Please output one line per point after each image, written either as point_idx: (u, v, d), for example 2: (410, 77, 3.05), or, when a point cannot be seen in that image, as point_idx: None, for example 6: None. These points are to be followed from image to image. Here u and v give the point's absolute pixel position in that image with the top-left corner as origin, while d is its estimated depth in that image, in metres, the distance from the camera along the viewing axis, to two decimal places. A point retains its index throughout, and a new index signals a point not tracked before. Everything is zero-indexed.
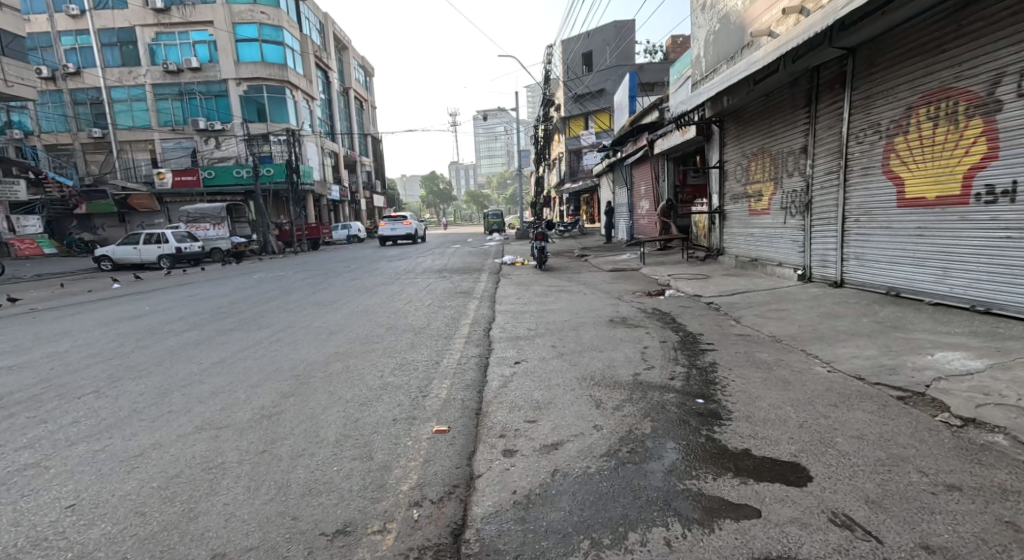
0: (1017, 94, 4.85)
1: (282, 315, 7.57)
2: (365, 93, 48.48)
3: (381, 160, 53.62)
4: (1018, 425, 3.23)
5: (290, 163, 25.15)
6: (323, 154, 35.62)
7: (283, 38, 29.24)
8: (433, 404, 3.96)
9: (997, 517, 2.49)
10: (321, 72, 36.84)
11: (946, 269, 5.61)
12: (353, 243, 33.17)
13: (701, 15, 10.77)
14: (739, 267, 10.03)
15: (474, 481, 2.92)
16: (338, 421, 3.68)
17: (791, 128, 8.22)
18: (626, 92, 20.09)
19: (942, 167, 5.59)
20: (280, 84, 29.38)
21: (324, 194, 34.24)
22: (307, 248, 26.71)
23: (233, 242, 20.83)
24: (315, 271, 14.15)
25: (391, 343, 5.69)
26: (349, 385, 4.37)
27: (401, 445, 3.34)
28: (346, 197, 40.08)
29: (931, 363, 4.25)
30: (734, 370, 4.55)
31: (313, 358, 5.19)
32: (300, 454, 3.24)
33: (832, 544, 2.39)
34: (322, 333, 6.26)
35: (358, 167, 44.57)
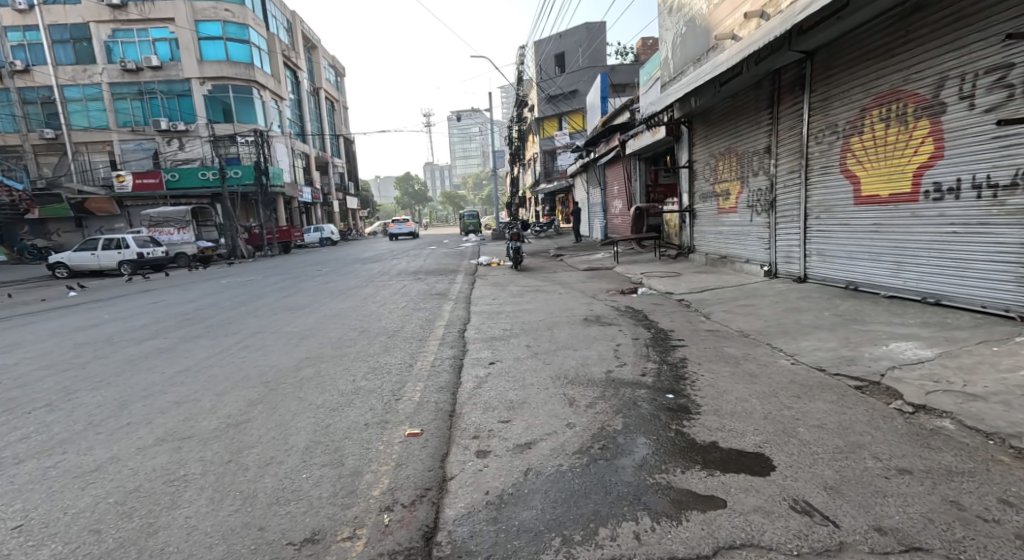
0: (960, 97, 5.08)
1: (250, 320, 7.48)
2: (336, 93, 47.96)
3: (354, 161, 53.15)
4: (964, 409, 3.42)
5: (258, 163, 24.60)
6: (294, 155, 35.13)
7: (249, 37, 28.71)
8: (406, 407, 3.99)
9: (943, 498, 2.63)
10: (290, 72, 36.34)
11: (899, 264, 5.84)
12: (327, 246, 32.82)
13: (668, 17, 10.99)
14: (709, 264, 10.26)
15: (446, 483, 2.97)
16: (309, 427, 3.68)
17: (755, 128, 8.46)
18: (598, 93, 20.38)
19: (893, 166, 5.83)
20: (247, 84, 28.83)
21: (295, 196, 33.74)
22: (279, 251, 26.32)
23: (199, 247, 20.28)
24: (287, 275, 13.98)
25: (364, 347, 5.68)
26: (321, 390, 4.37)
27: (373, 449, 3.36)
28: (319, 198, 39.53)
29: (886, 353, 4.44)
30: (703, 365, 4.68)
31: (284, 364, 5.15)
32: (268, 462, 3.23)
33: (792, 530, 2.50)
34: (293, 338, 6.21)
35: (331, 168, 44.07)
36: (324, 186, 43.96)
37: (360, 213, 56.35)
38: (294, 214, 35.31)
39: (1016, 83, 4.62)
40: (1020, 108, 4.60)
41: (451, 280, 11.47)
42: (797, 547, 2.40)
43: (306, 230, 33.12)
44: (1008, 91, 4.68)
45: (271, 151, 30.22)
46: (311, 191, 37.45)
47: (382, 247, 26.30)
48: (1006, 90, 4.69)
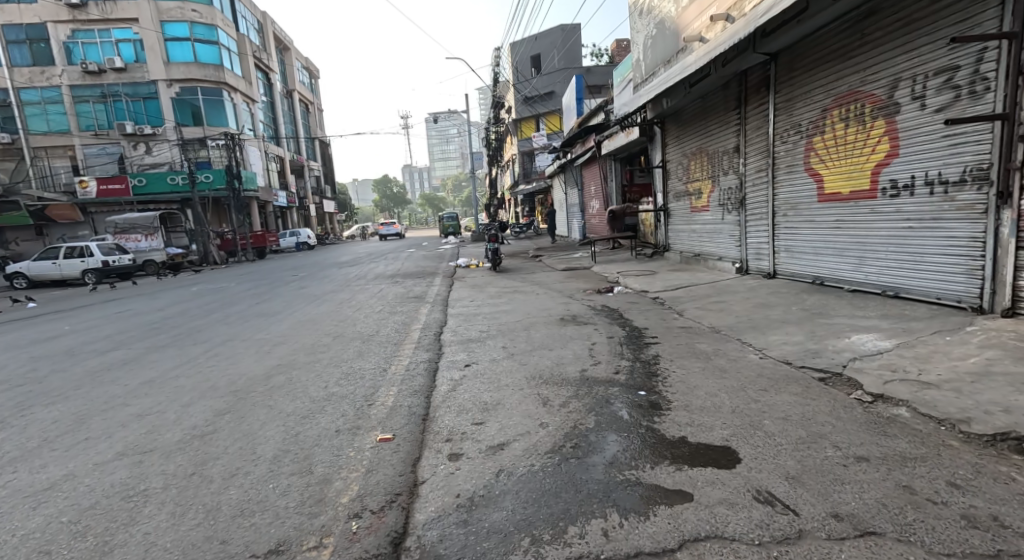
0: (912, 98, 5.24)
1: (220, 328, 7.36)
2: (310, 95, 47.38)
3: (331, 164, 52.64)
4: (919, 398, 3.54)
5: (229, 166, 24.00)
6: (268, 158, 34.59)
7: (217, 38, 28.18)
8: (379, 412, 3.97)
9: (897, 483, 2.73)
10: (262, 74, 35.77)
11: (861, 258, 6.01)
12: (303, 250, 32.39)
13: (639, 20, 11.13)
14: (683, 262, 10.41)
15: (417, 488, 2.96)
16: (277, 435, 3.65)
17: (724, 128, 8.62)
18: (574, 94, 20.57)
19: (854, 164, 6.00)
20: (216, 85, 28.24)
21: (269, 200, 33.25)
22: (254, 257, 25.84)
23: (169, 255, 20.00)
24: (260, 281, 13.76)
25: (337, 353, 5.63)
26: (291, 397, 4.32)
27: (343, 456, 3.34)
28: (294, 202, 39.00)
29: (848, 345, 4.56)
30: (675, 362, 4.75)
31: (254, 372, 5.07)
32: (233, 474, 3.19)
33: (755, 520, 2.56)
34: (264, 345, 6.13)
35: (306, 171, 43.54)
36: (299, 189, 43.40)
37: (337, 217, 55.77)
38: (269, 219, 34.78)
39: (963, 84, 4.78)
40: (966, 108, 4.77)
41: (430, 282, 11.43)
42: (759, 536, 2.47)
43: (282, 235, 32.61)
44: (955, 91, 4.84)
45: (244, 154, 29.71)
46: (286, 195, 36.93)
47: (360, 251, 26.02)
48: (954, 91, 4.85)
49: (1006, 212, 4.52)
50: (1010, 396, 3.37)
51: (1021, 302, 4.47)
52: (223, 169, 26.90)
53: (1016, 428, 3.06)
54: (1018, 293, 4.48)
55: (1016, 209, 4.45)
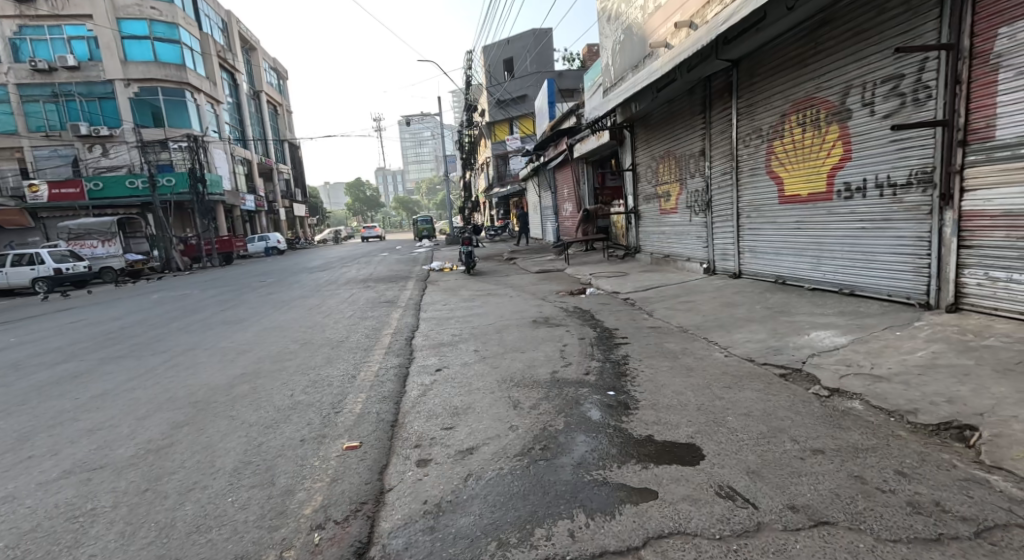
0: (862, 104, 5.45)
1: (180, 337, 7.19)
2: (279, 97, 46.65)
3: (301, 167, 51.90)
4: (871, 390, 3.69)
5: (193, 169, 23.27)
6: (235, 161, 33.91)
7: (179, 36, 27.51)
8: (346, 420, 3.94)
9: (850, 474, 2.85)
10: (227, 74, 35.06)
11: (819, 257, 6.22)
12: (273, 255, 31.81)
13: (607, 25, 11.28)
14: (654, 264, 10.57)
15: (383, 496, 2.96)
16: (239, 447, 3.59)
17: (690, 131, 8.80)
18: (546, 98, 20.77)
19: (810, 167, 6.20)
20: (178, 85, 27.62)
21: (236, 204, 32.58)
22: (219, 262, 25.26)
23: (128, 261, 19.58)
24: (227, 287, 13.49)
25: (305, 359, 5.58)
26: (255, 407, 4.26)
27: (307, 465, 3.31)
28: (263, 206, 38.35)
29: (807, 342, 4.71)
30: (644, 361, 4.85)
31: (217, 382, 4.98)
32: (189, 489, 3.13)
33: (716, 515, 2.63)
34: (228, 354, 6.02)
35: (276, 174, 42.83)
36: (268, 193, 42.67)
37: (308, 221, 54.97)
38: (236, 223, 34.13)
39: (907, 92, 4.98)
40: (911, 115, 4.97)
41: (402, 287, 11.36)
42: (720, 531, 2.54)
43: (250, 240, 32.03)
44: (900, 99, 5.05)
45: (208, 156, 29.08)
46: (254, 198, 36.29)
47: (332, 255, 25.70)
48: (899, 99, 5.05)
49: (948, 213, 4.72)
50: (954, 386, 3.54)
51: (963, 297, 4.69)
52: (186, 173, 26.28)
53: (958, 417, 3.22)
54: (961, 288, 4.70)
55: (957, 210, 4.65)
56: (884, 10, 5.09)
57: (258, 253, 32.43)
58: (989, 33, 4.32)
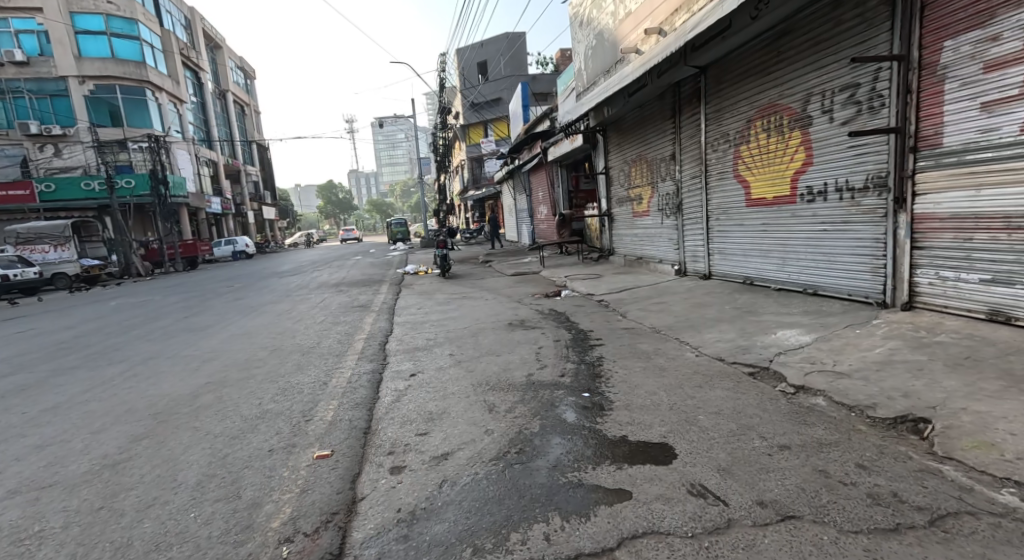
0: (822, 112, 5.66)
1: (141, 345, 7.05)
2: (246, 97, 45.78)
3: (270, 169, 51.08)
4: (834, 387, 3.84)
5: (155, 171, 22.68)
6: (200, 162, 33.19)
7: (138, 32, 26.90)
8: (317, 428, 3.93)
9: (814, 468, 2.97)
10: (191, 72, 34.37)
11: (784, 258, 6.42)
12: (241, 260, 31.23)
13: (579, 31, 11.42)
14: (627, 265, 10.74)
15: (355, 506, 2.97)
16: (203, 459, 3.56)
17: (661, 136, 8.97)
18: (519, 101, 20.91)
19: (775, 171, 6.40)
20: (138, 84, 26.95)
21: (202, 207, 31.93)
22: (183, 268, 24.70)
23: (83, 266, 18.46)
24: (193, 293, 13.23)
25: (274, 367, 5.52)
26: (220, 417, 4.21)
27: (276, 477, 3.30)
28: (229, 208, 37.67)
29: (774, 341, 4.87)
30: (618, 362, 4.94)
31: (180, 392, 4.91)
32: (148, 505, 3.09)
33: (689, 513, 2.71)
34: (192, 362, 5.92)
35: (243, 176, 42.06)
36: (236, 196, 41.91)
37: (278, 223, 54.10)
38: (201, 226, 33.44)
39: (862, 100, 5.19)
40: (867, 122, 5.18)
41: (375, 291, 11.30)
42: (692, 528, 2.62)
43: (216, 243, 31.32)
44: (857, 107, 5.26)
45: (171, 158, 28.48)
46: (220, 200, 35.54)
47: (302, 259, 25.34)
48: (856, 106, 5.26)
49: (901, 216, 4.93)
50: (909, 381, 3.70)
51: (916, 295, 4.90)
52: (146, 174, 25.51)
53: (913, 411, 3.38)
54: (914, 288, 4.91)
55: (910, 213, 4.86)
56: (840, 21, 5.30)
57: (226, 257, 31.72)
58: (936, 45, 4.53)
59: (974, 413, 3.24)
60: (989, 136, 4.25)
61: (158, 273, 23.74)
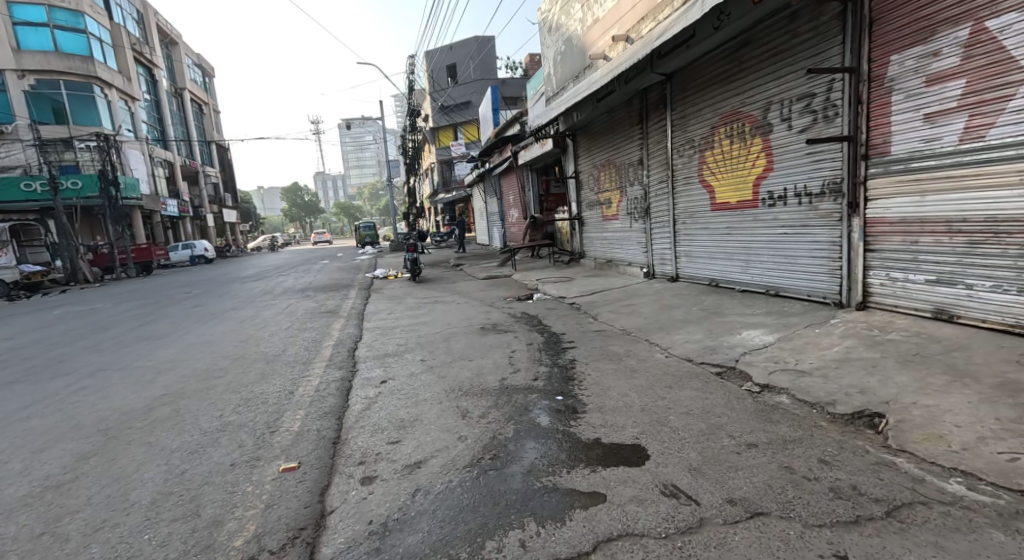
0: (781, 120, 5.87)
1: (89, 356, 6.84)
2: (205, 96, 44.60)
3: (230, 171, 50.03)
4: (796, 385, 4.00)
5: (105, 171, 22.03)
6: (154, 162, 32.26)
7: (85, 25, 26.33)
8: (283, 439, 3.90)
9: (780, 465, 3.09)
10: (144, 69, 33.44)
11: (747, 261, 6.62)
12: (198, 264, 30.48)
13: (548, 36, 11.54)
14: (597, 268, 10.90)
15: (324, 520, 2.96)
16: (158, 477, 3.50)
17: (629, 141, 9.14)
18: (489, 105, 21.02)
19: (738, 177, 6.59)
20: (85, 80, 26.24)
21: (156, 209, 31.23)
22: (136, 273, 23.94)
23: (22, 273, 18.18)
24: (148, 300, 12.88)
25: (237, 377, 5.44)
26: (177, 432, 4.14)
27: (240, 492, 3.27)
28: (185, 211, 36.67)
29: (740, 341, 5.02)
30: (590, 364, 5.03)
31: (133, 406, 4.79)
32: (97, 529, 3.02)
33: (662, 514, 2.79)
34: (147, 374, 5.78)
35: (202, 178, 41.05)
36: (195, 199, 40.89)
37: (240, 227, 52.84)
38: (156, 229, 32.49)
39: (818, 109, 5.40)
40: (822, 130, 5.40)
41: (342, 296, 11.20)
42: (665, 529, 2.69)
43: (174, 248, 30.41)
44: (813, 116, 5.47)
45: (121, 158, 27.63)
46: (176, 203, 34.61)
47: (264, 264, 24.88)
48: (812, 115, 5.48)
49: (855, 220, 5.16)
50: (866, 378, 3.88)
51: (870, 296, 5.12)
52: (94, 175, 24.69)
53: (869, 406, 3.55)
54: (867, 288, 5.13)
55: (862, 217, 5.08)
56: (796, 33, 5.52)
57: (183, 262, 30.79)
58: (884, 59, 4.75)
59: (924, 406, 3.42)
60: (932, 145, 4.47)
61: (108, 279, 22.91)
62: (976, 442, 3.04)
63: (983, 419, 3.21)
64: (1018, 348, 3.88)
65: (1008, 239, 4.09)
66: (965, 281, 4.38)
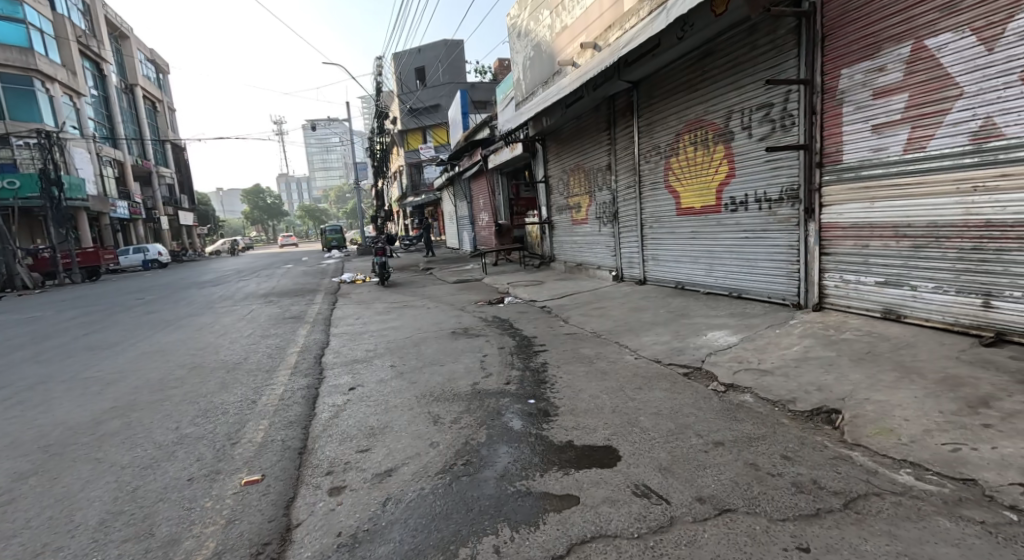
0: (742, 128, 6.07)
1: (30, 368, 6.59)
2: (158, 93, 43.36)
3: (185, 171, 48.74)
4: (759, 384, 4.15)
5: (47, 170, 21.22)
6: (102, 162, 31.22)
7: (24, 15, 25.32)
8: (245, 452, 3.86)
9: (746, 462, 3.21)
10: (91, 63, 32.36)
11: (711, 264, 6.81)
12: (151, 269, 29.52)
13: (517, 41, 11.65)
14: (568, 272, 11.03)
15: (291, 533, 2.95)
16: (107, 495, 3.42)
17: (597, 147, 9.29)
18: (458, 108, 21.07)
19: (702, 182, 6.78)
20: (24, 73, 25.21)
21: (104, 210, 30.30)
22: (82, 277, 23.08)
23: None
24: (97, 307, 12.45)
25: (196, 386, 5.34)
26: (128, 447, 4.04)
27: (199, 508, 3.22)
28: (137, 213, 35.51)
29: (705, 342, 5.17)
30: (561, 367, 5.11)
31: (79, 420, 4.65)
32: (36, 554, 2.92)
33: (634, 514, 2.87)
34: (94, 386, 5.60)
35: (155, 178, 39.92)
36: (148, 201, 39.64)
37: (197, 229, 51.41)
38: (105, 232, 31.36)
39: (776, 118, 5.62)
40: (780, 139, 5.62)
41: (308, 301, 11.04)
42: (637, 529, 2.77)
43: (124, 251, 29.41)
44: (771, 124, 5.69)
45: (65, 157, 26.64)
46: (125, 205, 33.55)
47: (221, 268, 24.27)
48: (770, 124, 5.70)
49: (811, 225, 5.38)
50: (823, 376, 4.05)
51: (825, 297, 5.35)
52: (34, 175, 23.64)
53: (826, 403, 3.71)
54: (823, 290, 5.35)
55: (818, 222, 5.30)
56: (755, 46, 5.73)
57: (134, 266, 29.80)
58: (836, 72, 4.98)
59: (876, 402, 3.60)
60: (880, 155, 4.70)
61: (50, 284, 21.99)
62: (923, 434, 3.22)
63: (929, 412, 3.39)
64: (958, 345, 4.11)
65: (947, 243, 4.33)
66: (909, 283, 4.61)
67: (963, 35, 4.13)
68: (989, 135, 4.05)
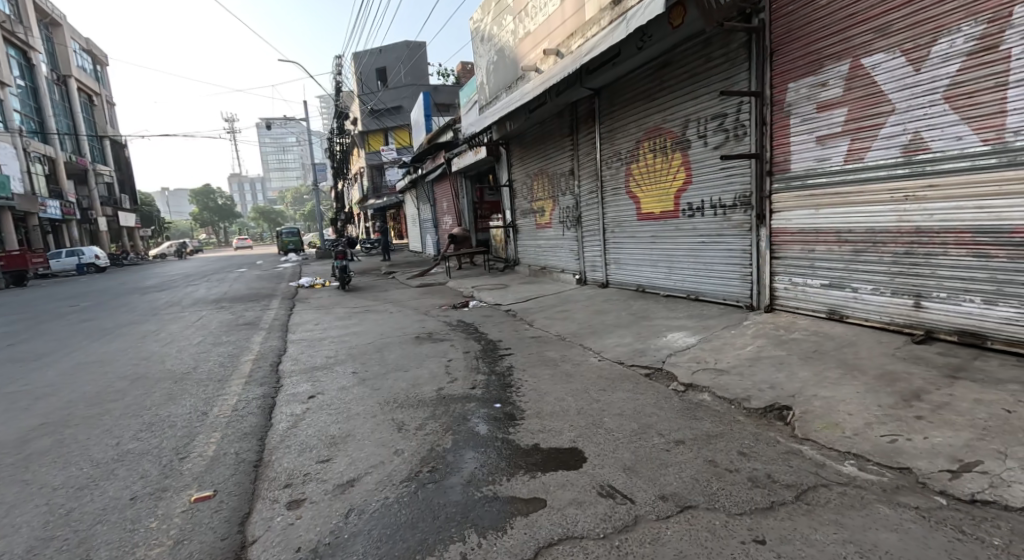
0: (698, 137, 6.29)
1: None
2: (94, 86, 41.43)
3: (126, 170, 46.78)
4: (715, 383, 4.32)
5: None
6: (28, 159, 29.64)
7: None
8: (194, 467, 3.78)
9: (705, 460, 3.34)
10: (17, 52, 30.85)
11: (670, 267, 7.02)
12: (87, 273, 28.16)
13: (480, 45, 11.72)
14: (532, 275, 11.16)
15: (248, 550, 2.92)
16: (37, 519, 3.30)
17: (560, 152, 9.43)
18: (421, 111, 20.99)
19: (661, 188, 6.97)
20: None
21: (32, 211, 28.74)
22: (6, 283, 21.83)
23: None
24: (27, 315, 11.83)
25: (139, 399, 5.18)
26: (63, 467, 3.90)
27: (142, 529, 3.15)
28: (68, 213, 33.78)
29: (665, 343, 5.33)
30: (526, 371, 5.18)
31: (4, 439, 4.45)
32: None
33: (600, 514, 2.96)
34: (22, 402, 5.36)
35: (90, 177, 38.13)
36: (84, 201, 37.84)
37: (141, 231, 49.28)
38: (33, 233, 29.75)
39: (729, 128, 5.85)
40: (733, 147, 5.84)
41: (264, 306, 10.81)
42: (603, 529, 2.85)
43: (56, 255, 27.90)
44: (725, 134, 5.92)
45: None
46: (56, 204, 31.94)
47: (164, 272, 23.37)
48: (724, 134, 5.92)
49: (762, 230, 5.61)
50: (775, 374, 4.25)
51: (776, 299, 5.59)
52: None
53: (778, 400, 3.89)
54: (774, 293, 5.60)
55: (769, 227, 5.54)
56: (710, 58, 5.94)
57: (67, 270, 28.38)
58: (784, 86, 5.23)
59: (822, 398, 3.79)
60: (824, 164, 4.95)
61: None
62: (864, 427, 3.42)
63: (869, 407, 3.60)
64: (893, 342, 4.38)
65: (884, 247, 4.59)
66: (851, 284, 4.87)
67: (894, 56, 4.39)
68: (918, 148, 4.31)
